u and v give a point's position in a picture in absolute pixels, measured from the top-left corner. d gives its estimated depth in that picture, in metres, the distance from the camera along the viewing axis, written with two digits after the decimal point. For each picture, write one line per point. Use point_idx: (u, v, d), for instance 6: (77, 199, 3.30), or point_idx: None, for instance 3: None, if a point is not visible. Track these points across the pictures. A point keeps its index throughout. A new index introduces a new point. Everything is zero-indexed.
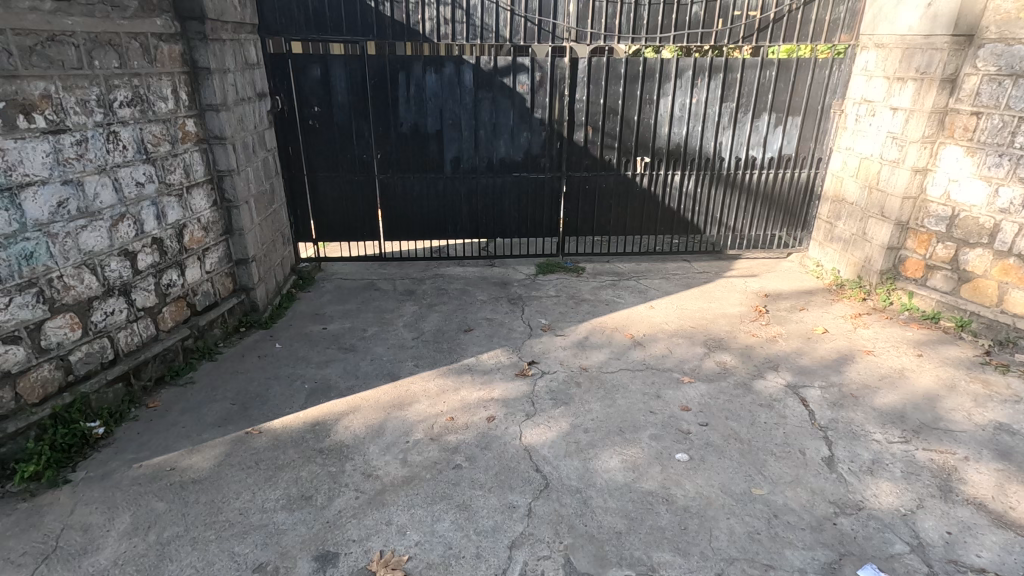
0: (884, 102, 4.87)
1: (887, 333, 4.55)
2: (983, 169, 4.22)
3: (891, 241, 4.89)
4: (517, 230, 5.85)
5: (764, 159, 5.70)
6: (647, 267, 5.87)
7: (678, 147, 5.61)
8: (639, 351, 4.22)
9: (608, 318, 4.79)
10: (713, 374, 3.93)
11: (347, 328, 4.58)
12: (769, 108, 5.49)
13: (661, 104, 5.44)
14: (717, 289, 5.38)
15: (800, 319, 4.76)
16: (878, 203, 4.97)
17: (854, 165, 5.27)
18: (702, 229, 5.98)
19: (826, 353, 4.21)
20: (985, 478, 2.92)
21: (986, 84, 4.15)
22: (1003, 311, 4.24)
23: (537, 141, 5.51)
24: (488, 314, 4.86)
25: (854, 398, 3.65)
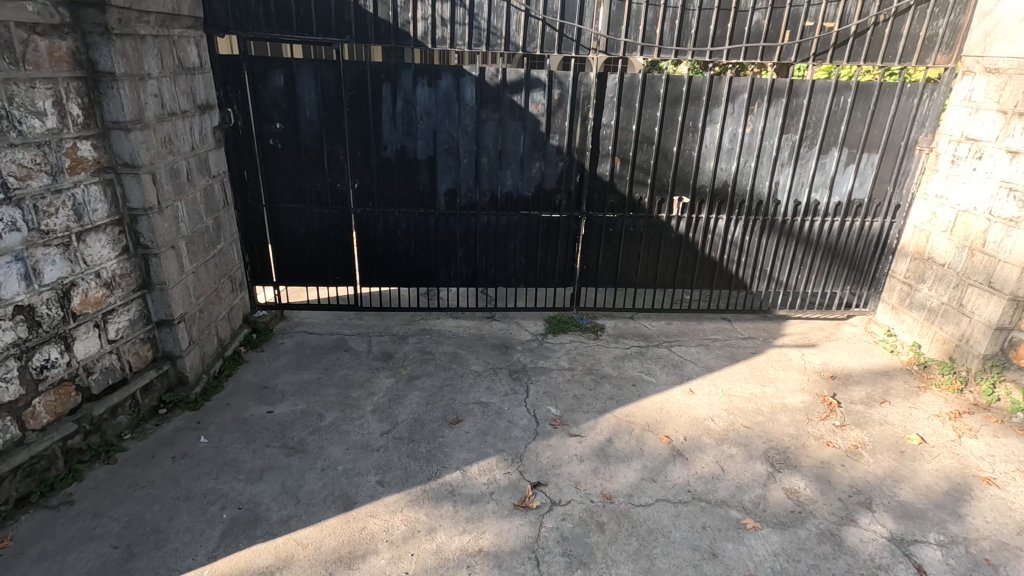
0: (996, 142, 3.82)
1: (1005, 446, 3.45)
2: None
3: (1001, 319, 3.81)
4: (524, 278, 4.84)
5: (830, 204, 4.64)
6: (681, 330, 4.81)
7: (724, 186, 4.57)
8: (681, 470, 3.16)
9: (635, 409, 3.73)
10: (785, 516, 2.86)
11: (300, 414, 3.54)
12: (841, 142, 4.44)
13: (707, 132, 4.42)
14: (770, 366, 4.32)
15: (884, 419, 3.68)
16: (983, 269, 3.90)
17: (948, 218, 4.21)
18: (748, 284, 4.93)
19: (933, 482, 3.14)
20: None
21: None
22: None
23: (552, 173, 4.48)
24: (482, 396, 3.81)
25: (992, 571, 2.58)
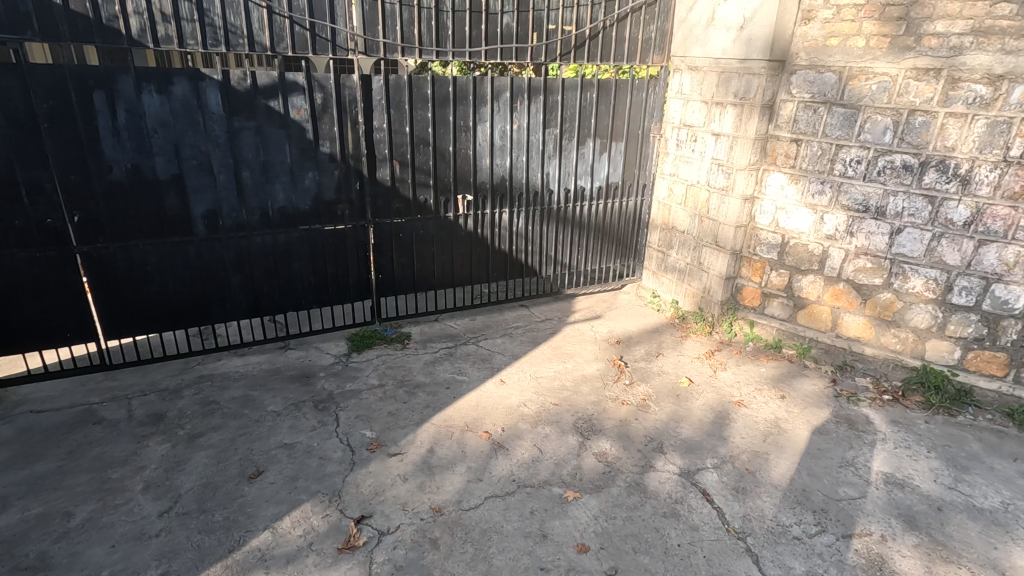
0: (705, 127, 4.64)
1: (745, 372, 4.25)
2: (808, 196, 4.13)
3: (729, 271, 4.66)
4: (316, 299, 4.46)
5: (593, 189, 5.17)
6: (485, 324, 4.94)
7: (503, 181, 4.78)
8: (504, 462, 3.22)
9: (453, 412, 3.70)
10: (599, 479, 3.11)
11: (36, 520, 2.73)
12: (593, 133, 4.96)
13: (479, 131, 4.55)
14: (567, 342, 4.67)
15: (661, 371, 4.25)
16: (711, 232, 4.73)
17: (681, 192, 5.01)
18: (538, 270, 5.26)
19: (703, 415, 3.72)
20: (913, 564, 2.59)
21: (802, 111, 4.04)
22: (837, 335, 4.23)
23: (328, 182, 4.18)
24: (286, 437, 3.40)
25: (753, 477, 3.14)
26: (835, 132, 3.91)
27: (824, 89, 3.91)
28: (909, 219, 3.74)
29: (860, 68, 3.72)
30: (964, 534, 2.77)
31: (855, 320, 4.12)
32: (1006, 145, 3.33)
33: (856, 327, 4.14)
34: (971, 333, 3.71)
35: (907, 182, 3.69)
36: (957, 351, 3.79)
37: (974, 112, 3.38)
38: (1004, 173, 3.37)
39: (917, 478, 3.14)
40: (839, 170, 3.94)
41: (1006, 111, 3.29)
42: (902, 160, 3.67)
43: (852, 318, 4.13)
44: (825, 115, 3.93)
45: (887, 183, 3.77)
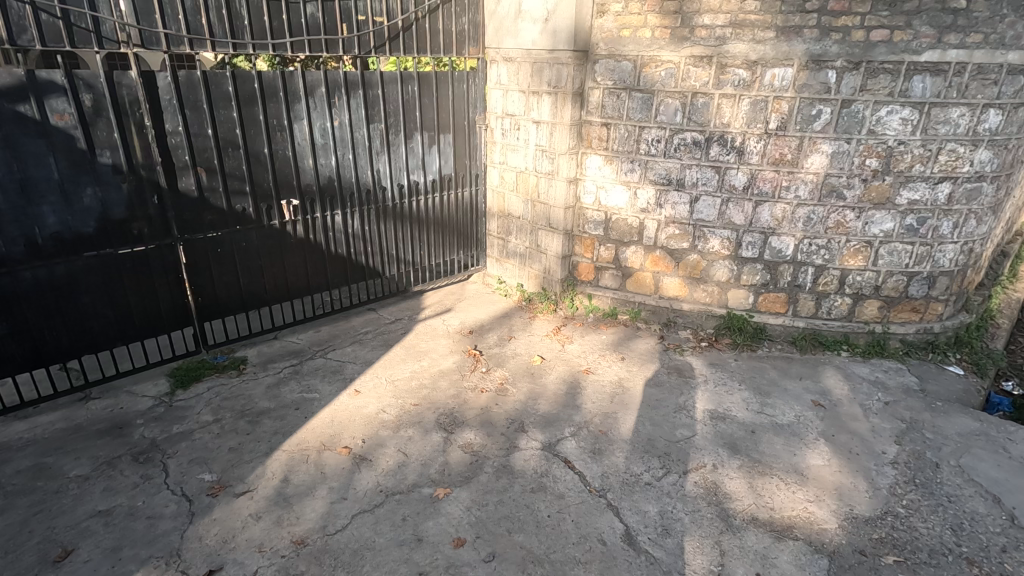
0: (525, 116, 4.83)
1: (589, 342, 4.56)
2: (621, 174, 4.54)
3: (564, 250, 4.95)
4: (120, 335, 3.82)
5: (427, 183, 5.12)
6: (331, 334, 4.65)
7: (330, 182, 4.50)
8: (368, 475, 3.08)
9: (305, 433, 3.43)
10: (467, 470, 3.12)
11: None
12: (420, 126, 4.90)
13: (295, 130, 4.23)
14: (421, 340, 4.60)
15: (514, 353, 4.40)
16: (543, 215, 4.97)
17: (512, 179, 5.18)
18: (381, 271, 5.09)
19: (557, 388, 3.92)
20: (739, 483, 3.01)
21: (607, 97, 4.40)
22: (661, 296, 4.74)
23: (116, 198, 3.57)
24: (101, 503, 2.88)
25: (606, 437, 3.39)
26: (637, 115, 4.33)
27: (623, 77, 4.29)
28: (703, 188, 4.29)
29: (650, 56, 4.14)
30: (772, 448, 3.30)
31: (672, 281, 4.65)
32: (766, 120, 3.97)
33: (673, 287, 4.67)
34: (759, 280, 4.40)
35: (697, 156, 4.23)
36: (750, 296, 4.47)
37: (739, 93, 3.97)
38: (767, 143, 4.02)
39: (734, 409, 3.66)
40: (644, 149, 4.37)
41: (762, 91, 3.91)
42: (692, 137, 4.20)
43: (670, 280, 4.65)
44: (627, 100, 4.33)
45: (683, 158, 4.28)
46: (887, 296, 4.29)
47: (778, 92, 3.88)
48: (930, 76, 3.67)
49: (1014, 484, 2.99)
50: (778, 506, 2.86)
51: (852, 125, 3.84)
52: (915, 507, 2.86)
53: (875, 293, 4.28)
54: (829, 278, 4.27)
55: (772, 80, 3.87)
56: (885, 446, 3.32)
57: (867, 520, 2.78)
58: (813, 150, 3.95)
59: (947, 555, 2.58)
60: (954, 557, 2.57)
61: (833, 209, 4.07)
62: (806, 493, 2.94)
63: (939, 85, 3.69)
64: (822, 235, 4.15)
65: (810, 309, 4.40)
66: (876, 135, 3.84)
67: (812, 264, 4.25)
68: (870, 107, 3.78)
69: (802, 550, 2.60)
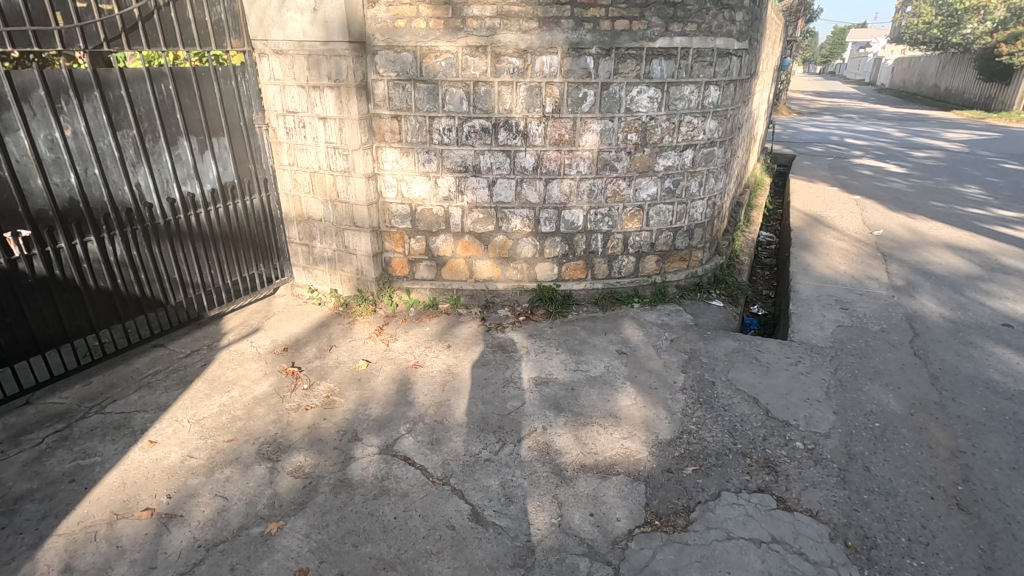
0: (309, 112, 4.54)
1: (413, 337, 4.53)
2: (419, 166, 4.55)
3: (374, 248, 4.81)
4: None
5: (205, 193, 4.54)
6: (108, 383, 3.91)
7: (74, 204, 3.74)
8: (179, 533, 2.68)
9: (88, 507, 2.86)
10: (300, 496, 2.90)
11: None
12: (184, 131, 4.31)
13: (9, 144, 3.41)
14: (227, 369, 4.11)
15: (337, 362, 4.18)
16: (346, 214, 4.76)
17: (306, 181, 4.86)
18: (164, 300, 4.41)
19: (387, 389, 3.83)
20: (567, 438, 3.28)
21: (393, 89, 4.34)
22: (476, 279, 4.89)
23: None
24: None
25: (442, 426, 3.42)
26: (425, 106, 4.35)
27: (405, 68, 4.27)
28: (498, 172, 4.51)
29: (427, 47, 4.18)
30: (590, 400, 3.65)
31: (484, 263, 4.83)
32: (542, 104, 4.30)
33: (486, 269, 4.85)
34: (559, 252, 4.80)
35: (488, 142, 4.41)
36: (555, 267, 4.85)
37: (516, 80, 4.22)
38: (546, 126, 4.36)
39: (554, 372, 3.96)
40: (437, 138, 4.43)
41: (535, 78, 4.22)
42: (480, 124, 4.36)
43: (482, 263, 4.82)
44: (412, 91, 4.33)
45: (475, 145, 4.43)
46: (661, 251, 5.00)
47: (549, 78, 4.22)
48: (665, 60, 4.32)
49: (766, 385, 3.75)
50: (601, 449, 3.19)
51: (613, 105, 4.35)
52: (702, 421, 3.41)
53: (652, 249, 4.97)
54: (615, 241, 4.83)
55: (542, 67, 4.20)
56: (675, 377, 3.89)
57: (669, 442, 3.24)
58: (585, 130, 4.39)
59: (728, 453, 3.14)
60: (733, 453, 3.14)
61: (609, 180, 4.59)
62: (621, 432, 3.33)
63: (672, 68, 4.36)
64: (604, 204, 4.67)
65: (605, 271, 4.93)
66: (632, 112, 4.40)
67: (600, 231, 4.77)
68: (624, 88, 4.32)
69: (624, 482, 2.94)
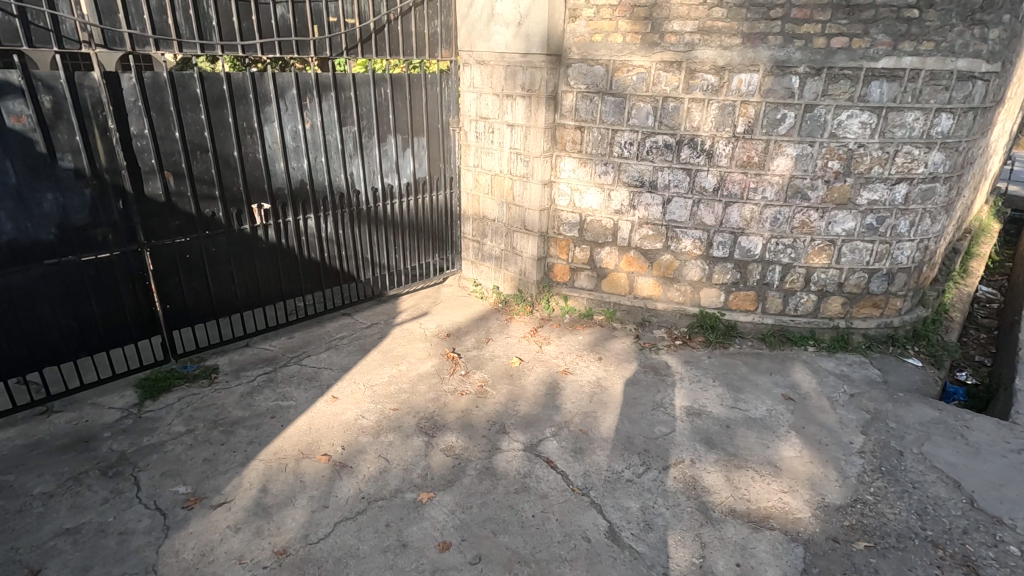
0: (499, 118, 4.85)
1: (566, 343, 4.60)
2: (595, 177, 4.61)
3: (540, 252, 4.98)
4: (82, 346, 3.70)
5: (401, 186, 5.08)
6: (305, 340, 4.57)
7: (303, 186, 4.43)
8: (348, 482, 3.05)
9: (282, 442, 3.37)
10: (450, 474, 3.12)
11: None
12: (393, 129, 4.87)
13: (266, 132, 4.15)
14: (398, 344, 4.56)
15: (493, 355, 4.41)
16: (518, 217, 5.00)
17: (486, 182, 5.19)
18: (356, 275, 5.03)
19: (536, 389, 3.95)
20: (717, 477, 3.09)
21: (581, 100, 4.46)
22: (636, 296, 4.82)
23: (77, 204, 3.46)
24: (68, 521, 2.78)
25: (587, 436, 3.44)
26: (609, 118, 4.40)
27: (596, 80, 4.36)
28: (674, 190, 4.39)
29: (621, 61, 4.22)
30: (747, 442, 3.40)
31: (646, 281, 4.74)
32: (734, 124, 4.09)
33: (648, 287, 4.76)
34: (729, 279, 4.53)
35: (669, 159, 4.32)
36: (722, 295, 4.59)
37: (709, 97, 4.08)
38: (735, 146, 4.14)
39: (709, 405, 3.75)
40: (617, 151, 4.45)
41: (730, 96, 4.03)
42: (663, 140, 4.29)
43: (644, 280, 4.74)
44: (599, 104, 4.40)
45: (655, 160, 4.37)
46: (850, 293, 4.46)
47: (745, 97, 4.01)
48: (887, 82, 3.85)
49: (970, 468, 3.16)
50: (755, 498, 2.95)
51: (815, 128, 3.99)
52: (881, 493, 2.99)
53: (839, 290, 4.46)
54: (796, 276, 4.42)
55: (739, 85, 3.99)
56: (852, 436, 3.46)
57: (839, 507, 2.89)
58: (779, 153, 4.09)
59: (913, 538, 2.71)
60: (919, 539, 2.70)
61: (798, 209, 4.22)
62: (780, 484, 3.04)
63: (895, 91, 3.87)
64: (788, 234, 4.30)
65: (778, 306, 4.55)
66: (837, 138, 4.00)
67: (780, 263, 4.40)
68: (831, 111, 3.94)
69: (779, 539, 2.69)
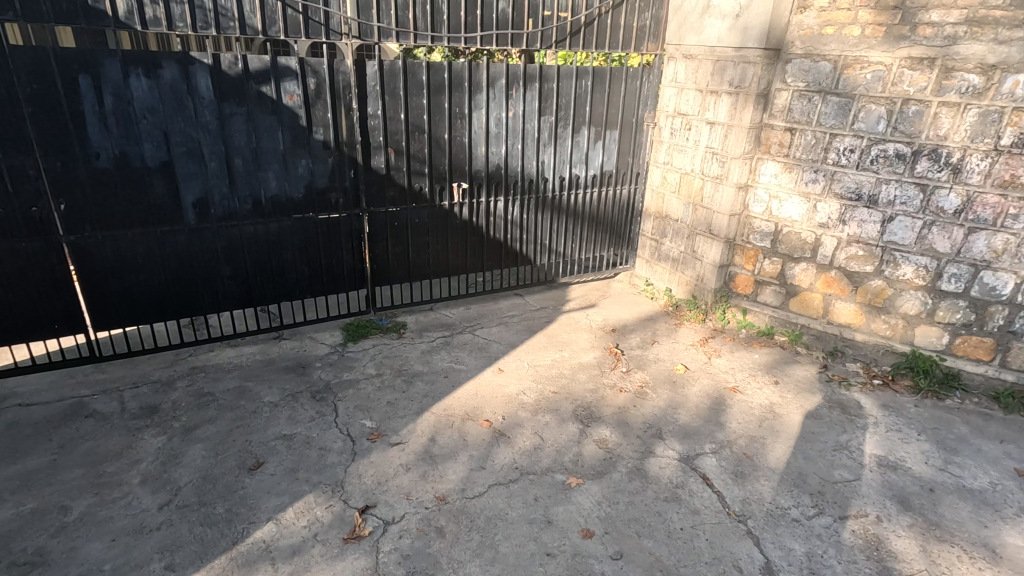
0: (699, 115, 4.64)
1: (739, 359, 4.30)
2: (801, 185, 4.18)
3: (723, 259, 4.69)
4: (309, 288, 4.44)
5: (588, 177, 5.15)
6: (480, 312, 4.92)
7: (498, 170, 4.74)
8: (505, 450, 3.24)
9: (452, 401, 3.70)
10: (600, 465, 3.14)
11: (29, 516, 2.71)
12: (588, 121, 4.94)
13: (474, 118, 4.50)
14: (563, 331, 4.68)
15: (657, 358, 4.29)
16: (704, 220, 4.76)
17: (675, 180, 5.02)
18: (533, 259, 5.25)
19: (700, 401, 3.76)
20: (908, 544, 2.66)
21: (797, 100, 4.07)
22: (830, 321, 4.29)
23: (322, 170, 4.13)
24: (284, 428, 3.39)
25: (751, 461, 3.19)
26: (829, 121, 3.95)
27: (819, 78, 3.94)
28: (900, 208, 3.80)
29: (855, 57, 3.75)
30: (955, 513, 2.86)
31: (846, 306, 4.19)
32: (997, 135, 3.39)
33: (847, 314, 4.20)
34: (959, 320, 3.80)
35: (899, 171, 3.75)
36: (945, 336, 3.88)
37: (966, 101, 3.43)
38: (994, 162, 3.44)
39: (908, 460, 3.23)
40: (833, 159, 3.98)
41: (997, 101, 3.34)
42: (895, 149, 3.72)
43: (844, 305, 4.20)
44: (819, 104, 3.97)
45: (880, 171, 3.81)
46: None
47: (1020, 103, 3.29)
48: None
49: None
50: None
51: None
52: None
53: None
54: None
55: (1013, 88, 3.29)
56: None
57: None
58: None
59: None
60: None
61: None
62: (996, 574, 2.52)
63: None
64: None
65: None
66: None
67: None
68: None
69: None
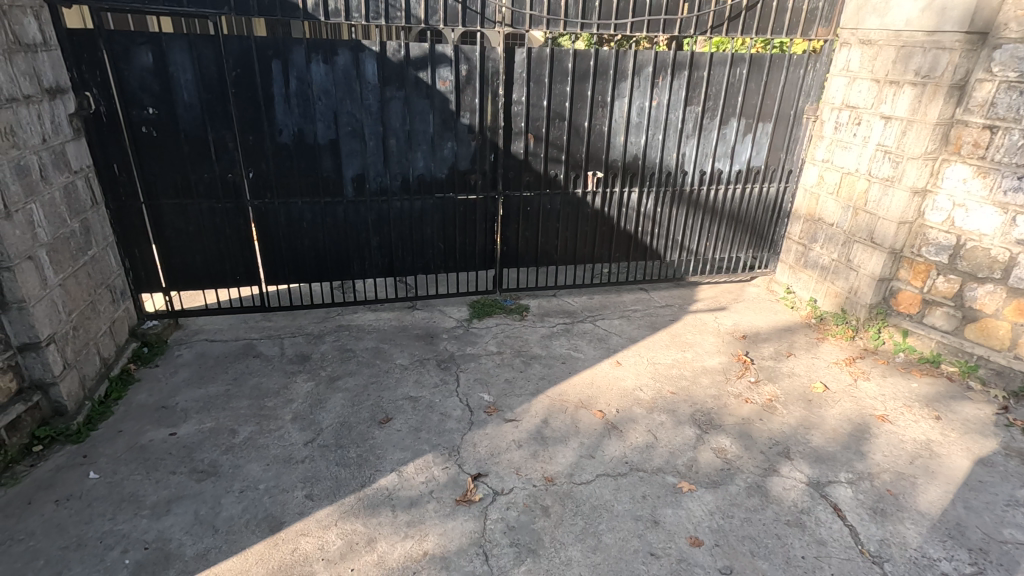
0: (872, 109, 4.14)
1: (892, 386, 3.82)
2: (997, 193, 3.56)
3: (884, 271, 4.18)
4: (443, 264, 4.72)
5: (732, 173, 4.85)
6: (603, 303, 4.89)
7: (635, 160, 4.63)
8: (616, 444, 3.21)
9: (567, 387, 3.74)
10: (716, 475, 3.00)
11: (207, 434, 3.23)
12: (738, 113, 4.63)
13: (616, 106, 4.44)
14: (688, 331, 4.49)
15: (792, 372, 3.96)
16: (866, 226, 4.26)
17: (834, 180, 4.54)
18: (662, 254, 5.09)
19: (838, 425, 3.42)
20: None
21: (1003, 93, 3.47)
22: (1017, 356, 3.62)
23: (465, 153, 4.35)
24: (411, 390, 3.67)
25: (895, 500, 2.85)
26: None
27: None
28: None
29: None
30: None
31: None
32: None
33: None
34: None
35: None
36: None
37: None
38: None
39: None
40: None
41: None
42: None
43: None
44: None
45: None
46: None
47: None
48: None
49: None
50: None
51: None
52: None
53: None
54: None
55: None
56: None
57: None
58: None
59: None
60: None
61: None
62: None
63: None
64: None
65: None
66: None
67: None
68: None
69: None
